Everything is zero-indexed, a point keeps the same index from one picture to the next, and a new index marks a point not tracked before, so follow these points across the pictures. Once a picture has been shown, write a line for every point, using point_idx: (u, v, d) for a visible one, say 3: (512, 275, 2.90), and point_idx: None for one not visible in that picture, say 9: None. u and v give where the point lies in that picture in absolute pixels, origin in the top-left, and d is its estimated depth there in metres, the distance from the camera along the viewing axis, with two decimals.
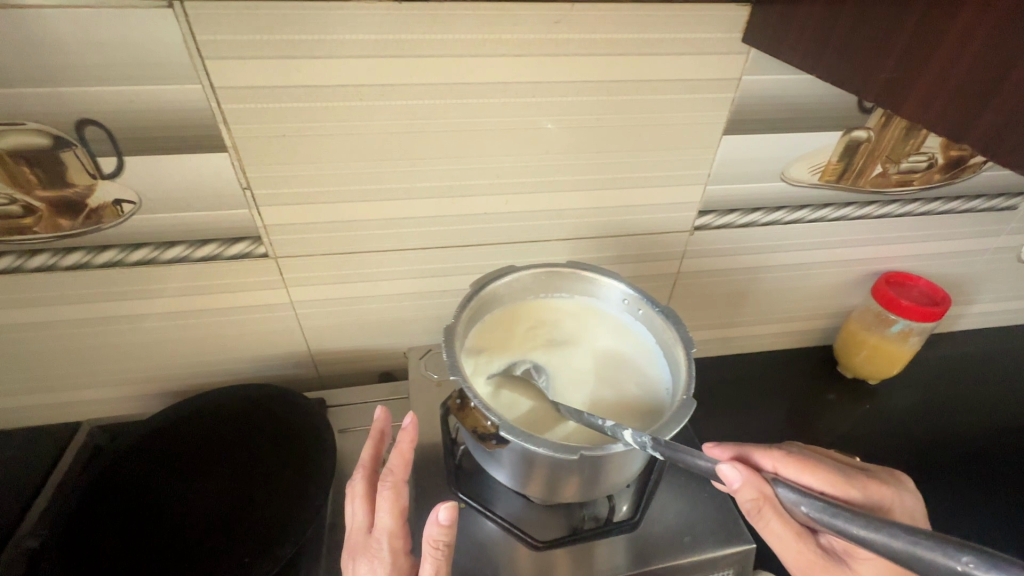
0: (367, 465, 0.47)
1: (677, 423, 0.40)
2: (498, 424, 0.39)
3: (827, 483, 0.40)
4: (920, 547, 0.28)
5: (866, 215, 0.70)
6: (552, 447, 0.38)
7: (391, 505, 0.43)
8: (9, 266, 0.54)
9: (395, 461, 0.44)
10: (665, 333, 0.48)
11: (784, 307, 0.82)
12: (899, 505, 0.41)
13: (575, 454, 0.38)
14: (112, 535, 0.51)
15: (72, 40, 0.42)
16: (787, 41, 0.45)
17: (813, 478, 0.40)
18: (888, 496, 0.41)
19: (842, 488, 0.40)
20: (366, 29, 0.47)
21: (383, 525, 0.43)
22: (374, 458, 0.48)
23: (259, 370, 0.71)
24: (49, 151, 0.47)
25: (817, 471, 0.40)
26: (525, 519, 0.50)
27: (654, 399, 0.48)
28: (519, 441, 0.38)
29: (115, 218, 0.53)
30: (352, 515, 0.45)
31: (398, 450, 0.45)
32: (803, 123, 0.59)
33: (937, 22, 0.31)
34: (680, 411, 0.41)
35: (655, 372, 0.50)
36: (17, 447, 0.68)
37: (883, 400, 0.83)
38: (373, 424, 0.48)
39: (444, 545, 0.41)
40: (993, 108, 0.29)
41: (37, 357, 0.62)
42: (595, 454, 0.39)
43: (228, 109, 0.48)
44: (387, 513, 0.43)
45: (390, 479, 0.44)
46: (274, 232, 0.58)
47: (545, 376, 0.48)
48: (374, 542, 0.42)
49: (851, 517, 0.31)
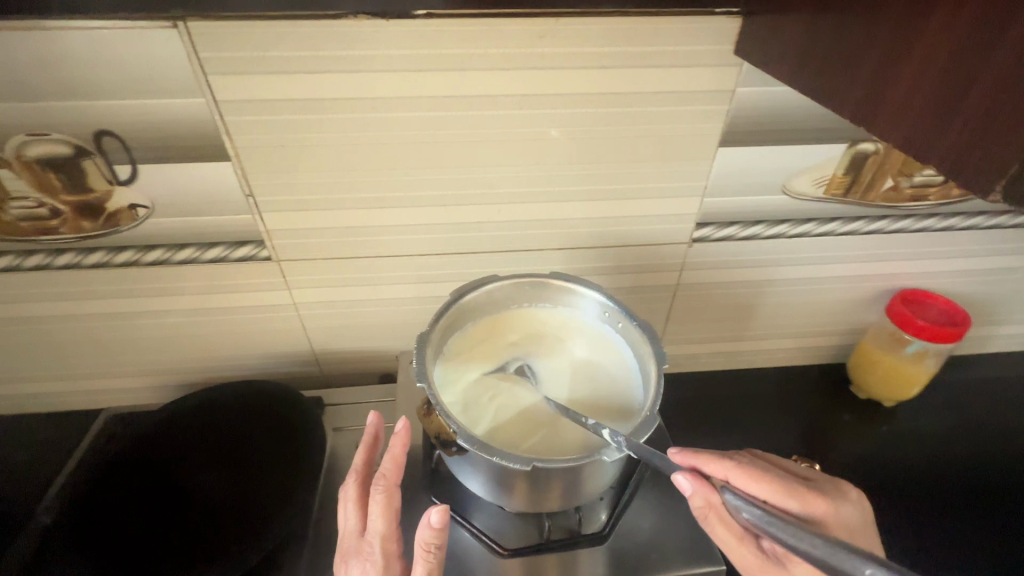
0: (360, 469, 0.46)
1: (636, 438, 0.41)
2: (456, 433, 0.41)
3: (777, 495, 0.40)
4: (839, 558, 0.29)
5: (879, 230, 0.68)
6: (506, 457, 0.40)
7: (382, 508, 0.42)
8: (39, 263, 0.59)
9: (387, 465, 0.44)
10: (641, 347, 0.48)
11: (793, 323, 0.79)
12: (847, 525, 0.42)
13: (530, 465, 0.39)
14: (116, 517, 0.55)
15: (90, 59, 0.46)
16: (772, 54, 0.44)
17: (764, 489, 0.40)
18: (837, 512, 0.41)
19: (788, 501, 0.40)
20: (356, 45, 0.49)
21: (374, 530, 0.42)
22: (368, 462, 0.47)
23: (265, 366, 0.75)
24: (70, 160, 0.51)
25: (769, 482, 0.40)
26: (495, 525, 0.51)
27: (628, 413, 0.48)
28: (476, 450, 0.40)
29: (131, 221, 0.57)
30: (344, 519, 0.45)
31: (391, 453, 0.44)
32: (803, 135, 0.58)
33: (908, 37, 0.30)
34: (639, 429, 0.42)
35: (630, 387, 0.50)
36: (45, 430, 0.73)
37: (899, 423, 0.79)
38: (366, 427, 0.48)
39: (436, 549, 0.42)
40: (956, 129, 0.28)
41: (65, 347, 0.67)
42: (551, 465, 0.40)
43: (230, 121, 0.51)
44: (379, 518, 0.42)
45: (382, 483, 0.43)
46: (276, 237, 0.61)
47: (517, 386, 0.49)
48: (366, 545, 0.42)
49: (786, 527, 0.33)
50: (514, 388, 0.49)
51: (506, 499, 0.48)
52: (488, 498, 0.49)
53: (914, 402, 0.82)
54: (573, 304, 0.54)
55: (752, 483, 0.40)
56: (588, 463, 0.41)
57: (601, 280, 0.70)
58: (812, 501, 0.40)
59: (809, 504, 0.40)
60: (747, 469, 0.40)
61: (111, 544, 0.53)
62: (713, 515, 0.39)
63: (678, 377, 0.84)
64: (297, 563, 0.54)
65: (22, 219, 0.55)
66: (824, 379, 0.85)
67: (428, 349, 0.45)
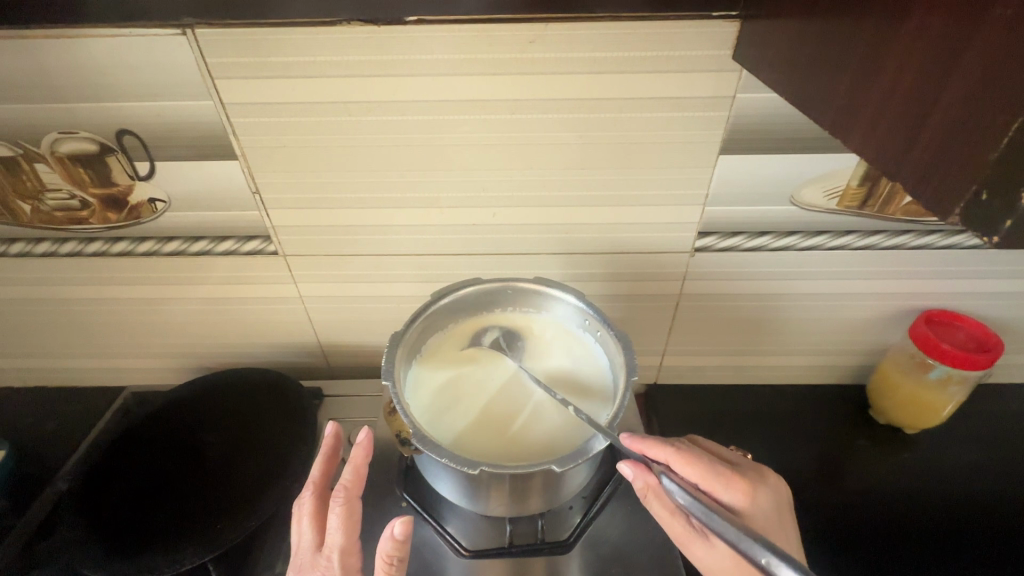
0: (317, 481, 0.48)
1: (582, 456, 0.43)
2: (411, 431, 0.44)
3: (704, 477, 0.46)
4: (746, 544, 0.38)
5: (898, 245, 0.63)
6: (454, 459, 0.43)
7: (341, 521, 0.44)
8: (72, 250, 0.65)
9: (348, 476, 0.45)
10: (615, 356, 0.52)
11: (805, 340, 0.75)
12: (766, 502, 0.47)
13: (476, 468, 0.42)
14: (120, 487, 0.60)
15: (110, 63, 0.50)
16: (764, 60, 0.42)
17: (694, 471, 0.46)
18: (757, 496, 0.47)
19: (714, 484, 0.46)
20: (349, 50, 0.50)
21: (333, 542, 0.43)
22: (325, 474, 0.49)
23: (276, 356, 0.78)
24: (96, 156, 0.55)
25: (699, 465, 0.46)
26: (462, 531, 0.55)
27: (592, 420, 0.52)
28: (427, 449, 0.43)
29: (151, 214, 0.61)
30: (302, 534, 0.46)
31: (352, 465, 0.46)
32: (812, 143, 0.55)
33: (883, 40, 0.28)
34: (590, 442, 0.45)
35: (597, 394, 0.54)
36: (82, 402, 0.80)
37: (918, 452, 0.74)
38: (323, 440, 0.49)
39: (398, 561, 0.43)
40: (921, 146, 0.26)
41: (98, 327, 0.73)
42: (496, 470, 0.43)
43: (236, 122, 0.54)
44: (338, 531, 0.43)
45: (342, 494, 0.45)
46: (282, 232, 0.64)
47: (491, 386, 0.55)
48: (323, 559, 0.43)
49: (710, 513, 0.41)
50: (488, 387, 0.54)
51: (472, 501, 0.50)
52: (455, 501, 0.51)
53: (939, 430, 0.77)
54: (557, 310, 0.58)
55: (687, 467, 0.46)
56: (535, 471, 0.44)
57: (599, 286, 0.70)
58: (734, 484, 0.46)
59: (732, 486, 0.46)
60: (682, 453, 0.47)
61: (113, 515, 0.57)
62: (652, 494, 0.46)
63: (683, 389, 0.82)
64: (279, 544, 0.57)
65: (57, 209, 0.60)
66: (840, 400, 0.81)
67: (400, 348, 0.50)
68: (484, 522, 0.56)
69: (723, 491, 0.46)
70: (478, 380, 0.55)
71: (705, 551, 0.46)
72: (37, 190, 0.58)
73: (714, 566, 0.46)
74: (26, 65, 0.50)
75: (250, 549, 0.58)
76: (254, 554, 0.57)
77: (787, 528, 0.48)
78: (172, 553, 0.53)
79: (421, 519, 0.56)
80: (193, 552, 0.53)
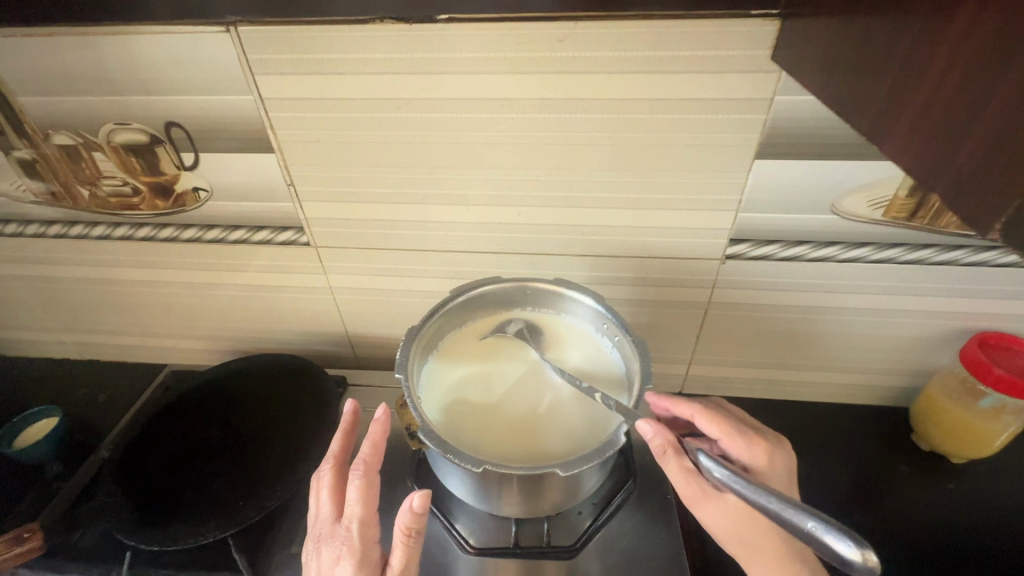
0: (336, 455, 0.49)
1: (590, 460, 0.43)
2: (420, 425, 0.45)
3: (730, 437, 0.50)
4: (789, 513, 0.39)
5: (950, 261, 0.59)
6: (459, 456, 0.44)
7: (360, 494, 0.45)
8: (125, 234, 0.69)
9: (366, 450, 0.46)
10: (632, 361, 0.52)
11: (843, 357, 0.72)
12: (780, 464, 0.50)
13: (479, 467, 0.43)
14: (155, 459, 0.63)
15: (160, 58, 0.52)
16: (804, 61, 0.40)
17: (722, 430, 0.50)
18: (775, 461, 0.50)
19: (737, 444, 0.49)
20: (381, 47, 0.51)
21: (353, 512, 0.44)
22: (345, 449, 0.50)
23: (307, 343, 0.81)
24: (147, 146, 0.59)
25: (725, 424, 0.50)
26: (468, 528, 0.56)
27: (604, 425, 0.52)
28: (433, 444, 0.44)
29: (195, 203, 0.64)
30: (321, 505, 0.47)
31: (370, 439, 0.46)
32: (856, 149, 0.52)
33: (928, 45, 0.27)
34: (596, 448, 0.44)
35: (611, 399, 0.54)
36: (130, 376, 0.86)
37: (967, 483, 0.69)
38: (342, 416, 0.50)
39: (416, 534, 0.43)
40: (966, 150, 0.25)
41: (146, 307, 0.78)
42: (500, 469, 0.43)
43: (274, 116, 0.56)
44: (357, 502, 0.44)
45: (362, 469, 0.45)
46: (314, 224, 0.66)
47: (504, 384, 0.56)
48: (344, 529, 0.44)
49: (747, 483, 0.43)
50: (501, 385, 0.56)
51: (478, 499, 0.51)
52: (462, 498, 0.52)
53: (992, 460, 0.71)
54: (576, 311, 0.59)
55: (709, 425, 0.50)
56: (539, 473, 0.44)
57: (624, 290, 0.68)
58: (757, 447, 0.49)
59: (756, 449, 0.49)
60: (712, 412, 0.51)
61: (146, 485, 0.60)
62: (672, 452, 0.47)
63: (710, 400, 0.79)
64: (294, 528, 0.60)
65: (112, 195, 0.64)
66: (880, 422, 0.76)
67: (415, 341, 0.52)
68: (493, 521, 0.57)
69: (745, 451, 0.49)
70: (492, 378, 0.57)
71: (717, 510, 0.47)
72: (95, 177, 0.62)
73: (724, 524, 0.47)
74: (89, 60, 0.53)
75: (271, 524, 0.60)
76: (274, 530, 0.60)
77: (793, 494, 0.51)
78: (198, 525, 0.56)
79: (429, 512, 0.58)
80: (217, 525, 0.56)
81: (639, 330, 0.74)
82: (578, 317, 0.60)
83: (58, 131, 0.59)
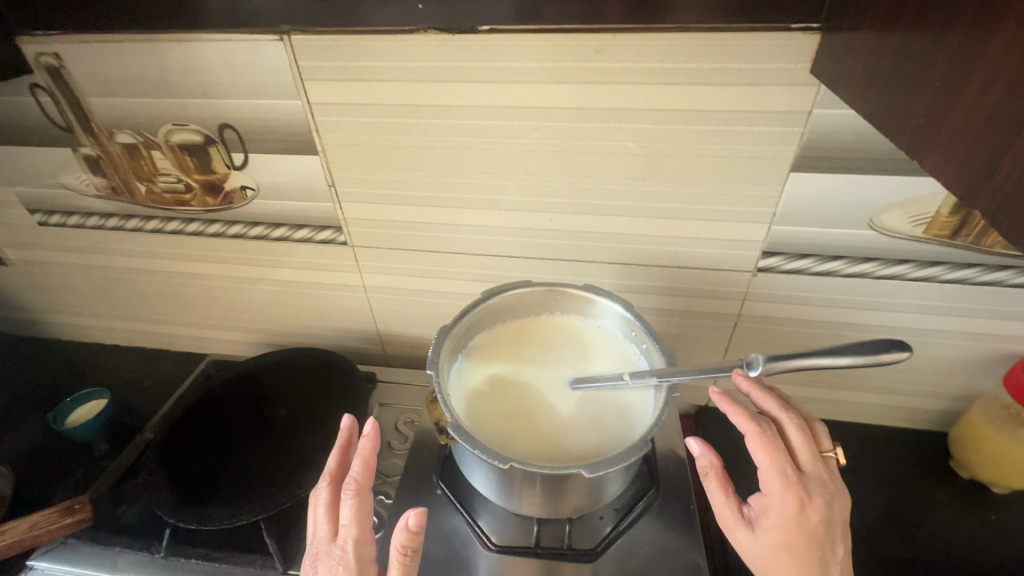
0: (333, 472, 0.51)
1: (612, 464, 0.44)
2: (449, 421, 0.47)
3: (767, 471, 0.46)
4: (837, 359, 0.41)
5: (996, 281, 0.57)
6: (484, 451, 0.45)
7: (353, 514, 0.45)
8: (175, 228, 0.73)
9: (358, 470, 0.47)
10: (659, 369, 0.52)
11: (879, 376, 0.70)
12: (820, 508, 0.45)
13: (506, 463, 0.44)
14: (193, 445, 0.66)
15: (219, 63, 0.56)
16: (846, 74, 0.40)
17: (766, 460, 0.46)
18: (810, 510, 0.45)
19: (787, 468, 0.45)
20: (424, 58, 0.53)
21: (347, 532, 0.45)
22: (341, 465, 0.51)
23: (339, 339, 0.84)
24: (201, 145, 0.62)
25: (772, 453, 0.46)
26: (490, 525, 0.57)
27: (628, 432, 0.53)
28: (461, 440, 0.45)
29: (242, 200, 0.67)
30: (318, 525, 0.48)
31: (361, 457, 0.48)
32: (895, 164, 0.51)
33: (968, 62, 0.27)
34: (620, 452, 0.45)
35: (638, 408, 0.55)
36: (175, 364, 0.90)
37: (1009, 514, 0.66)
38: (339, 432, 0.53)
39: (412, 552, 0.44)
40: (1003, 170, 0.26)
41: (192, 298, 0.82)
42: (525, 468, 0.44)
43: (320, 121, 0.59)
44: (351, 523, 0.45)
45: (353, 487, 0.47)
46: (351, 225, 0.68)
47: (531, 386, 0.57)
48: (338, 549, 0.45)
49: (788, 356, 0.43)
50: (528, 387, 0.57)
51: (503, 496, 0.52)
52: (486, 494, 0.53)
53: None
54: (604, 317, 0.60)
55: (761, 448, 0.46)
56: (563, 473, 0.44)
57: (653, 299, 0.68)
58: (789, 491, 0.45)
59: (787, 493, 0.45)
60: (765, 437, 0.46)
61: (185, 468, 0.63)
62: (714, 475, 0.48)
63: None
64: None
65: (167, 191, 0.68)
66: (916, 446, 0.73)
67: (446, 341, 0.53)
68: (514, 519, 0.57)
69: (788, 484, 0.45)
70: (519, 378, 0.58)
71: (740, 535, 0.47)
72: (152, 174, 0.66)
73: (745, 551, 0.46)
74: (153, 65, 0.57)
75: (302, 512, 0.62)
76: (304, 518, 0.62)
77: (835, 537, 0.45)
78: (233, 507, 0.58)
79: (452, 507, 0.59)
80: (250, 509, 0.58)
81: (666, 340, 0.73)
82: (607, 323, 0.61)
83: (122, 130, 0.63)
